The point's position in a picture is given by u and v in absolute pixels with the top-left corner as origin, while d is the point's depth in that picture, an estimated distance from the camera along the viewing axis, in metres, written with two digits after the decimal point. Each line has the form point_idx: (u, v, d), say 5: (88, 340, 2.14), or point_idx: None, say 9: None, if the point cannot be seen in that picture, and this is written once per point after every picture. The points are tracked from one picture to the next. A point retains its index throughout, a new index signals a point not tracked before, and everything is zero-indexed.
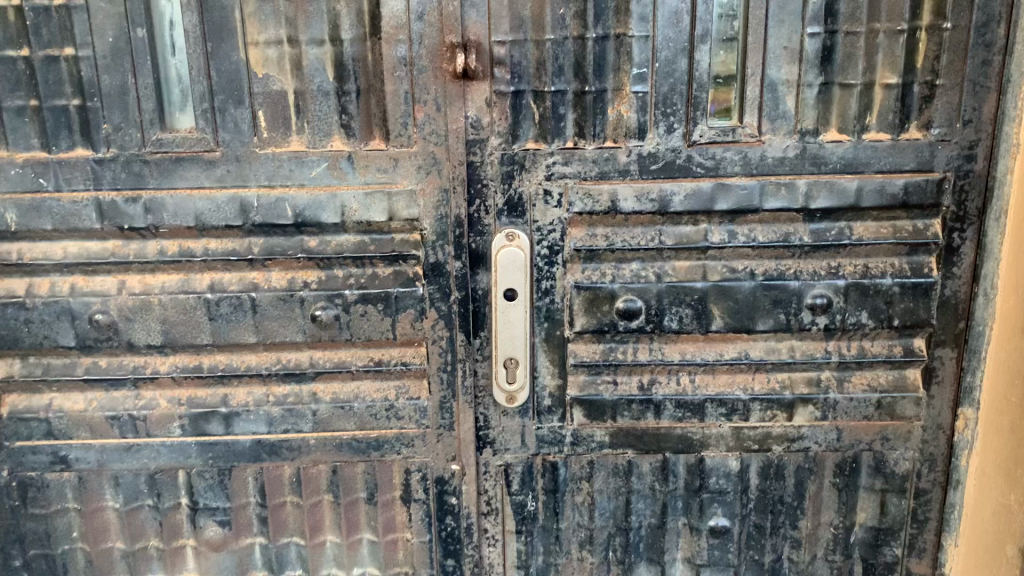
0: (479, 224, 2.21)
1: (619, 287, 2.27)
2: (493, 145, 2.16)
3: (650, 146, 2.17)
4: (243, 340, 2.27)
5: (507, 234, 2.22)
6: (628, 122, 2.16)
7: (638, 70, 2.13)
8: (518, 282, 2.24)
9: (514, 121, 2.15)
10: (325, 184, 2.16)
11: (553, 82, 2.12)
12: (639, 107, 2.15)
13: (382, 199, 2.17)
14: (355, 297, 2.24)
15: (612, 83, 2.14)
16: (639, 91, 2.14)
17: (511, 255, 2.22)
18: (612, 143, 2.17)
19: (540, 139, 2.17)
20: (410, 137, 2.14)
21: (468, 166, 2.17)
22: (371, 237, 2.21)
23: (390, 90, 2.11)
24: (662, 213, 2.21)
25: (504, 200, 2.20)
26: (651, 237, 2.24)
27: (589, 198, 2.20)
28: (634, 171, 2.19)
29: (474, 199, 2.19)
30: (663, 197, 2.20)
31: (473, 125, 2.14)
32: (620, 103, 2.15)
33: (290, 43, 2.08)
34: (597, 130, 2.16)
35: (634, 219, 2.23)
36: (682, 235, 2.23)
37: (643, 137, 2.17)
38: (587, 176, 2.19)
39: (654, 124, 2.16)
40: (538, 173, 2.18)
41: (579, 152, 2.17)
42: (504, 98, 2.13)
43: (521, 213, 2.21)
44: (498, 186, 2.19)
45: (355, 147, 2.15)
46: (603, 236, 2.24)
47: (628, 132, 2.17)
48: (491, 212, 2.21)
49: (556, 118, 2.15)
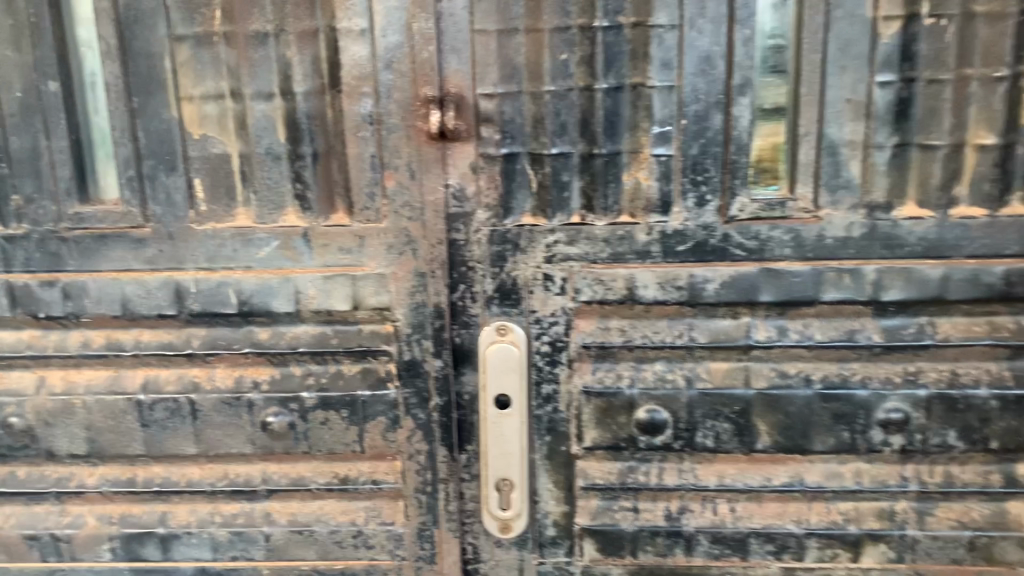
0: (464, 315, 1.80)
1: (638, 394, 1.82)
2: (481, 220, 1.75)
3: (676, 223, 1.73)
4: (183, 450, 1.89)
5: (499, 328, 1.80)
6: (648, 193, 1.72)
7: (660, 129, 1.69)
8: (511, 387, 1.81)
9: (506, 191, 1.74)
10: (277, 266, 1.78)
11: (553, 142, 1.71)
12: (662, 174, 1.71)
13: (344, 285, 1.78)
14: (313, 403, 1.85)
15: (628, 144, 1.71)
16: (662, 155, 1.70)
17: (503, 354, 1.80)
18: (628, 218, 1.74)
19: (539, 212, 1.75)
20: (378, 210, 1.75)
21: (449, 245, 1.76)
22: (334, 328, 1.82)
23: (353, 153, 1.72)
24: (692, 304, 1.77)
25: (495, 286, 1.78)
26: (679, 333, 1.80)
27: (600, 284, 1.77)
28: (656, 253, 1.75)
29: (458, 284, 1.78)
30: (693, 285, 1.75)
31: (456, 196, 1.74)
32: (638, 169, 1.72)
33: (232, 97, 1.71)
34: (609, 202, 1.73)
35: (657, 310, 1.79)
36: (718, 331, 1.79)
37: (667, 212, 1.73)
38: (598, 259, 1.76)
39: (681, 196, 1.72)
40: (536, 254, 1.76)
41: (587, 228, 1.74)
42: (493, 163, 1.72)
43: (515, 301, 1.79)
44: (486, 270, 1.77)
45: (311, 223, 1.76)
46: (619, 330, 1.80)
47: (648, 205, 1.73)
48: (479, 301, 1.79)
49: (558, 188, 1.73)
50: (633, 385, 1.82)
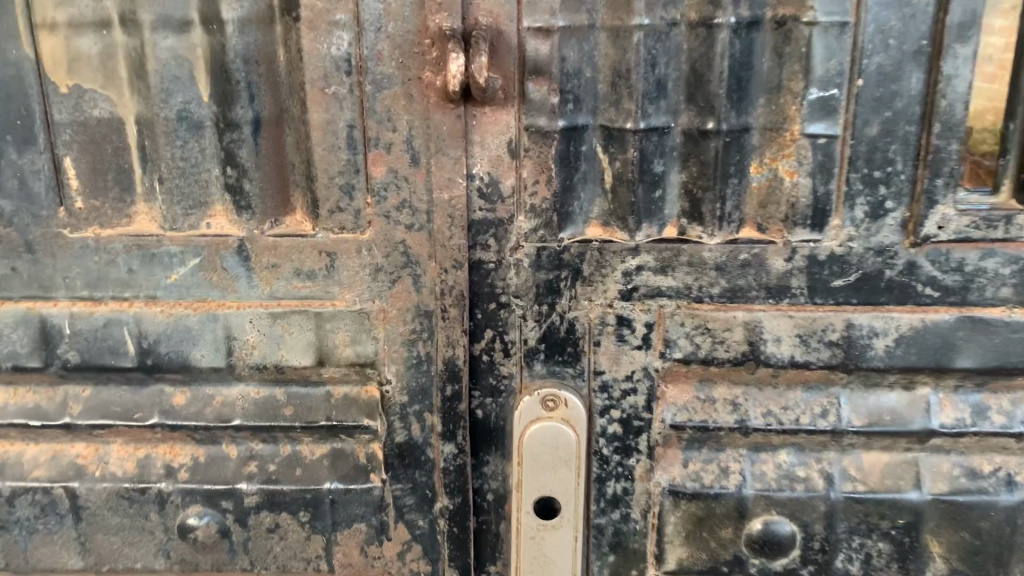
0: (490, 376, 1.16)
1: (751, 497, 1.18)
2: (522, 232, 1.11)
3: (833, 245, 1.09)
4: (62, 564, 1.25)
5: (545, 398, 1.15)
6: (792, 195, 1.07)
7: (821, 94, 1.04)
8: (562, 489, 1.17)
9: (564, 186, 1.09)
10: (198, 297, 1.13)
11: (643, 112, 1.06)
12: (818, 166, 1.06)
13: (304, 329, 1.14)
14: (254, 501, 1.20)
15: (762, 116, 1.06)
16: (818, 134, 1.05)
17: (551, 437, 1.16)
18: (757, 233, 1.09)
19: (614, 222, 1.11)
20: (359, 214, 1.10)
21: (471, 269, 1.12)
22: (288, 391, 1.18)
23: (319, 121, 1.06)
24: (847, 368, 1.14)
25: (540, 334, 1.15)
26: (821, 410, 1.17)
27: (705, 335, 1.13)
28: (800, 289, 1.10)
29: (482, 329, 1.14)
30: (852, 340, 1.12)
31: (485, 193, 1.09)
32: (779, 156, 1.07)
33: (121, 25, 1.05)
34: (727, 207, 1.09)
35: (789, 375, 1.16)
36: (882, 409, 1.16)
37: (821, 227, 1.08)
38: (705, 297, 1.12)
39: (845, 202, 1.07)
40: (607, 286, 1.12)
41: (690, 247, 1.10)
42: (545, 142, 1.07)
43: (571, 357, 1.15)
44: (528, 309, 1.14)
45: (252, 231, 1.10)
46: (727, 405, 1.16)
47: (791, 213, 1.08)
48: (514, 356, 1.15)
49: (647, 185, 1.09)
50: (744, 482, 1.18)
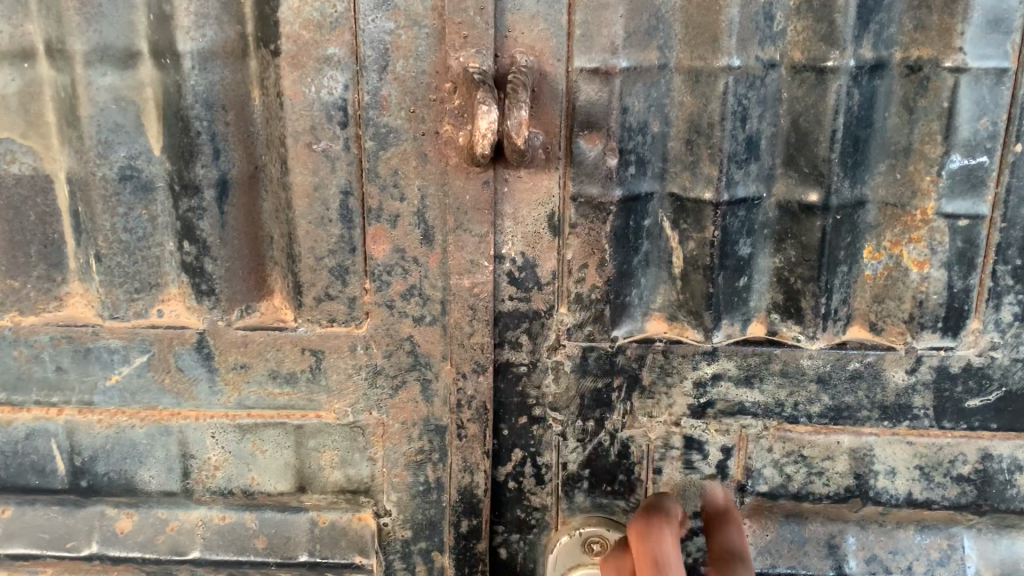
0: (518, 505, 0.91)
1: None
2: (564, 329, 0.85)
3: (969, 354, 0.84)
4: None
5: (589, 542, 0.89)
6: (919, 290, 0.82)
7: (965, 162, 0.78)
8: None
9: (621, 271, 0.84)
10: (145, 404, 0.88)
11: (729, 180, 0.80)
12: (956, 254, 0.81)
13: (281, 446, 0.90)
14: None
15: (881, 187, 0.81)
16: (959, 214, 0.80)
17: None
18: (869, 334, 0.85)
19: (683, 317, 0.86)
20: (354, 302, 0.85)
21: (498, 374, 0.87)
22: (261, 519, 0.93)
23: (304, 186, 0.81)
24: (979, 509, 0.89)
25: (584, 458, 0.89)
26: (939, 557, 0.89)
27: (799, 464, 0.89)
28: (923, 410, 0.86)
29: (511, 448, 0.89)
30: (987, 476, 0.87)
31: (516, 278, 0.84)
32: (903, 239, 0.82)
33: (49, 58, 0.80)
34: (833, 303, 0.83)
35: (900, 514, 0.90)
36: (1018, 558, 0.89)
37: (955, 331, 0.83)
38: (801, 416, 0.87)
39: (990, 300, 0.82)
40: (673, 399, 0.87)
41: (784, 352, 0.85)
42: (598, 216, 0.82)
43: (625, 486, 0.90)
44: (568, 425, 0.88)
45: (215, 321, 0.85)
46: (820, 548, 0.90)
47: (917, 312, 0.83)
48: (550, 483, 0.90)
49: (729, 272, 0.83)
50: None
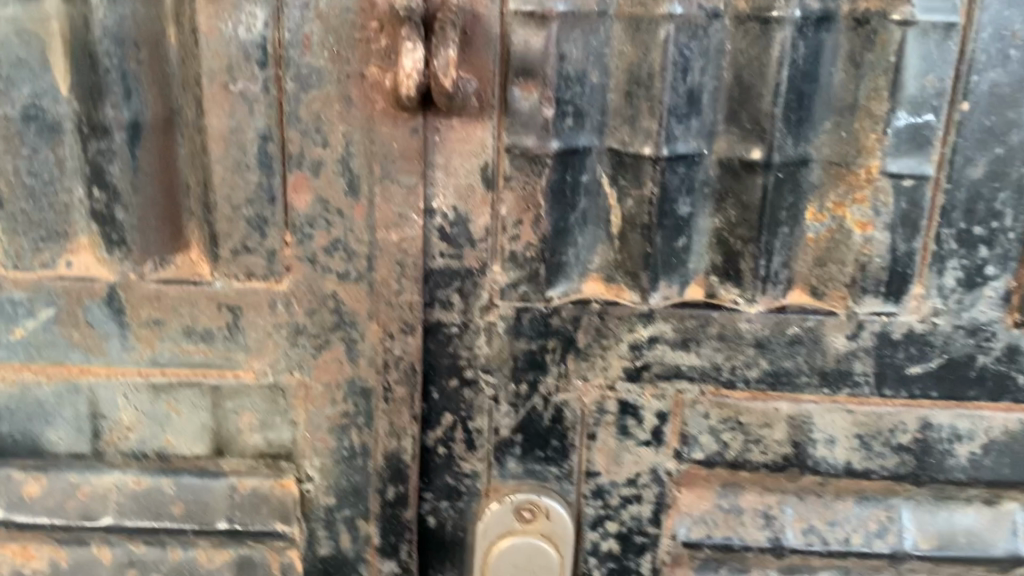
0: (448, 472, 0.88)
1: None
2: (496, 289, 0.82)
3: (911, 320, 0.82)
4: None
5: (521, 508, 0.87)
6: (861, 253, 0.79)
7: (911, 119, 0.76)
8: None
9: (556, 229, 0.80)
10: (52, 360, 0.83)
11: (670, 135, 0.77)
12: (900, 216, 0.78)
13: (197, 407, 0.85)
14: None
15: (825, 145, 0.78)
16: (904, 173, 0.77)
17: (525, 560, 0.86)
18: (811, 299, 0.82)
19: (621, 278, 0.82)
20: (274, 256, 0.80)
21: (427, 335, 0.84)
22: (176, 485, 0.88)
23: (220, 131, 0.76)
24: (918, 479, 0.87)
25: (515, 423, 0.86)
26: (877, 529, 0.88)
27: (736, 432, 0.86)
28: (863, 376, 0.84)
29: (440, 412, 0.86)
30: (926, 445, 0.86)
31: (448, 234, 0.80)
32: (847, 200, 0.79)
33: None
34: (774, 266, 0.80)
35: (839, 484, 0.88)
36: (956, 528, 0.87)
37: (897, 296, 0.81)
38: (739, 382, 0.84)
39: (933, 264, 0.80)
40: (608, 362, 0.84)
41: (723, 315, 0.82)
42: (533, 169, 0.78)
43: (558, 453, 0.87)
44: (500, 389, 0.85)
45: (126, 273, 0.81)
46: (757, 518, 0.88)
47: (859, 276, 0.80)
48: (480, 448, 0.87)
49: (667, 232, 0.80)
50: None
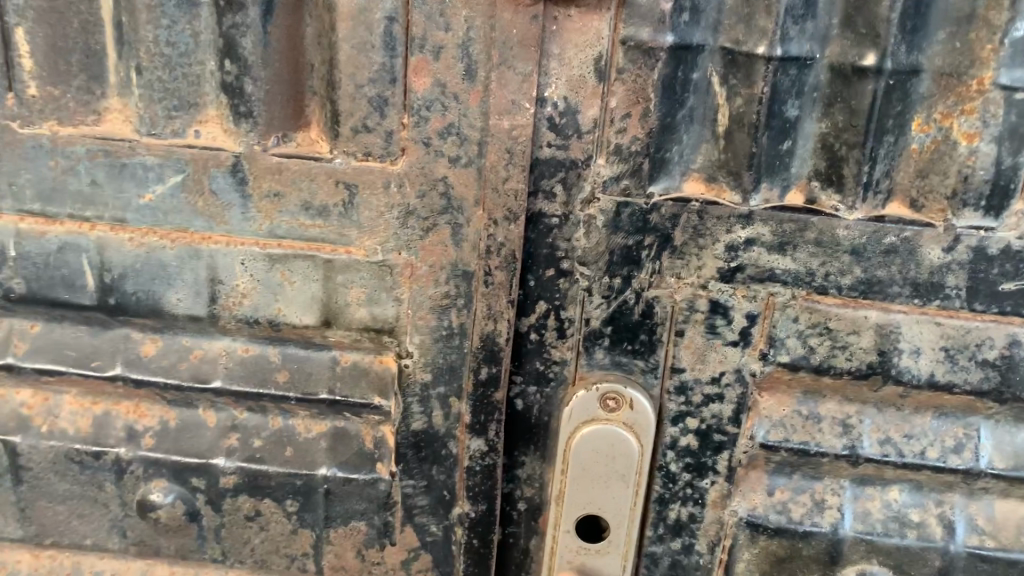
0: (538, 358, 0.92)
1: (848, 539, 0.93)
2: (599, 181, 0.84)
3: (1009, 236, 0.83)
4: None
5: (606, 397, 0.91)
6: (965, 165, 0.81)
7: None
8: (613, 511, 0.93)
9: (662, 125, 0.82)
10: (177, 226, 0.89)
11: (783, 35, 0.78)
12: (1009, 129, 0.79)
13: (309, 279, 0.90)
14: (233, 482, 0.97)
15: (938, 57, 0.78)
16: (1017, 86, 0.78)
17: (606, 446, 0.91)
18: (909, 210, 0.83)
19: (723, 179, 0.84)
20: (391, 136, 0.84)
21: (529, 223, 0.86)
22: (283, 353, 0.94)
23: (349, 10, 0.80)
24: (1000, 397, 0.89)
25: (606, 315, 0.89)
26: (953, 444, 0.91)
27: (823, 337, 0.89)
28: (956, 290, 0.86)
29: (534, 300, 0.89)
30: (1012, 363, 0.88)
31: (557, 125, 0.83)
32: (955, 111, 0.79)
33: None
34: (876, 173, 0.82)
35: (920, 398, 0.91)
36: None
37: (997, 211, 0.82)
38: (830, 288, 0.87)
39: None
40: (703, 260, 0.87)
41: (821, 221, 0.84)
42: (646, 62, 0.80)
43: (645, 347, 0.91)
44: (594, 281, 0.88)
45: (251, 146, 0.85)
46: (835, 426, 0.92)
47: (960, 188, 0.82)
48: (570, 338, 0.90)
49: (773, 133, 0.81)
50: (842, 519, 0.93)
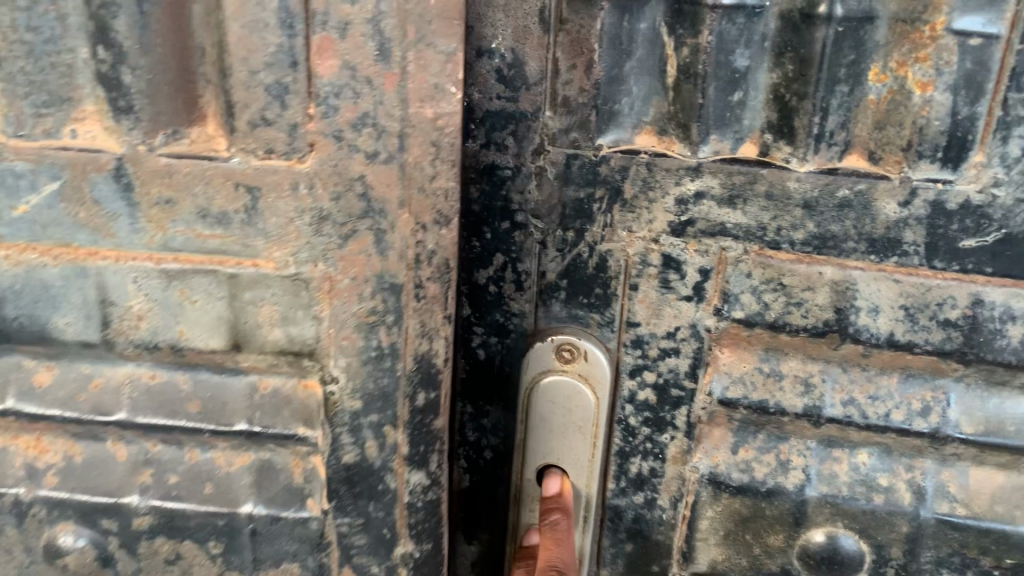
0: (501, 309, 0.91)
1: (811, 501, 0.89)
2: (548, 135, 0.82)
3: (970, 190, 0.78)
4: None
5: (561, 347, 0.90)
6: (920, 115, 0.75)
7: None
8: (573, 459, 0.94)
9: (610, 76, 0.78)
10: (58, 240, 0.77)
11: None
12: (966, 78, 0.74)
13: (212, 296, 0.79)
14: (147, 523, 0.86)
15: (893, 0, 0.72)
16: (970, 31, 0.72)
17: (563, 397, 0.92)
18: (866, 166, 0.78)
19: (671, 130, 0.80)
20: (296, 130, 0.69)
21: (483, 175, 0.85)
22: (195, 379, 0.82)
23: None
24: (964, 357, 0.85)
25: (562, 268, 0.88)
26: (922, 407, 0.86)
27: (777, 293, 0.86)
28: (913, 246, 0.81)
29: (494, 250, 0.88)
30: (976, 322, 0.83)
31: (505, 76, 0.80)
32: (910, 59, 0.74)
33: None
34: (826, 128, 0.77)
35: (885, 357, 0.86)
36: (1006, 417, 0.85)
37: (955, 164, 0.77)
38: (783, 243, 0.83)
39: (997, 132, 0.75)
40: (654, 213, 0.84)
41: (770, 173, 0.80)
42: (591, 11, 0.76)
43: (600, 300, 0.89)
44: (549, 234, 0.87)
45: (135, 145, 0.72)
46: (796, 384, 0.88)
47: (915, 138, 0.76)
48: (528, 290, 0.90)
49: (720, 85, 0.76)
50: (807, 482, 0.89)
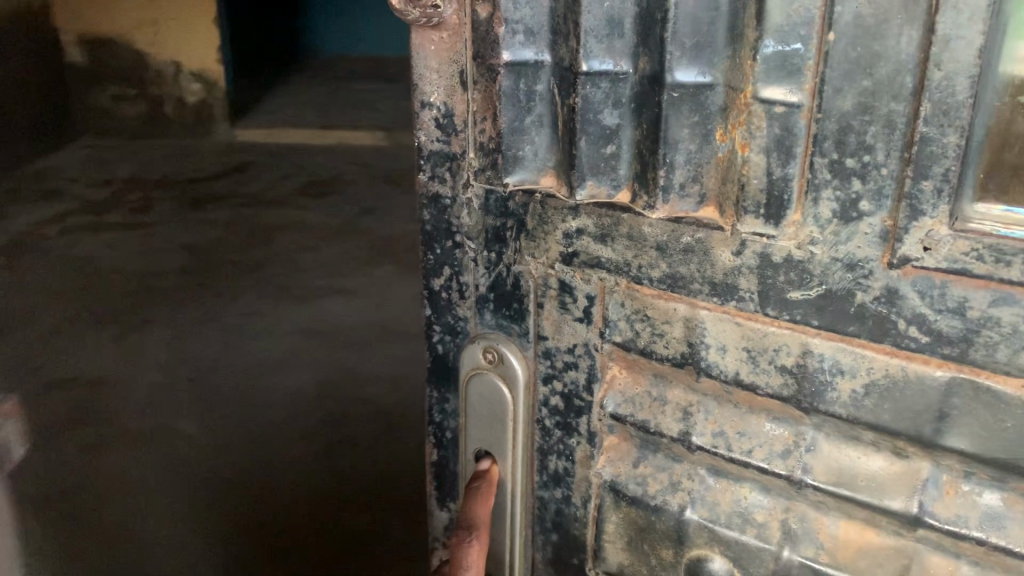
0: (450, 306, 1.32)
1: (693, 522, 1.20)
2: (469, 174, 1.21)
3: (790, 245, 1.00)
4: None
5: (487, 350, 1.29)
6: (743, 171, 1.00)
7: (779, 48, 0.94)
8: (495, 441, 1.32)
9: (513, 127, 1.12)
10: None
11: (590, 54, 1.04)
12: (775, 141, 0.97)
13: None
14: None
15: (723, 72, 0.99)
16: (773, 100, 0.95)
17: (488, 390, 1.31)
18: (716, 212, 1.04)
19: (563, 177, 1.12)
20: None
21: (433, 202, 1.26)
22: None
23: None
24: (800, 404, 1.07)
25: (488, 282, 1.26)
26: (782, 449, 1.10)
27: (645, 323, 1.16)
28: (748, 293, 1.05)
29: (443, 264, 1.30)
30: (807, 371, 1.05)
31: (442, 124, 1.20)
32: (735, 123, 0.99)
33: None
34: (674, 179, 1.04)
35: (747, 397, 1.12)
36: (853, 471, 1.06)
37: (776, 220, 0.99)
38: (644, 278, 1.13)
39: (810, 193, 0.97)
40: (549, 245, 1.18)
41: (631, 218, 1.11)
42: (493, 78, 1.12)
43: (516, 313, 1.26)
44: (478, 252, 1.26)
45: None
46: (677, 410, 1.18)
47: (741, 196, 1.01)
48: (468, 298, 1.30)
49: (596, 138, 1.08)
50: (690, 502, 1.20)
